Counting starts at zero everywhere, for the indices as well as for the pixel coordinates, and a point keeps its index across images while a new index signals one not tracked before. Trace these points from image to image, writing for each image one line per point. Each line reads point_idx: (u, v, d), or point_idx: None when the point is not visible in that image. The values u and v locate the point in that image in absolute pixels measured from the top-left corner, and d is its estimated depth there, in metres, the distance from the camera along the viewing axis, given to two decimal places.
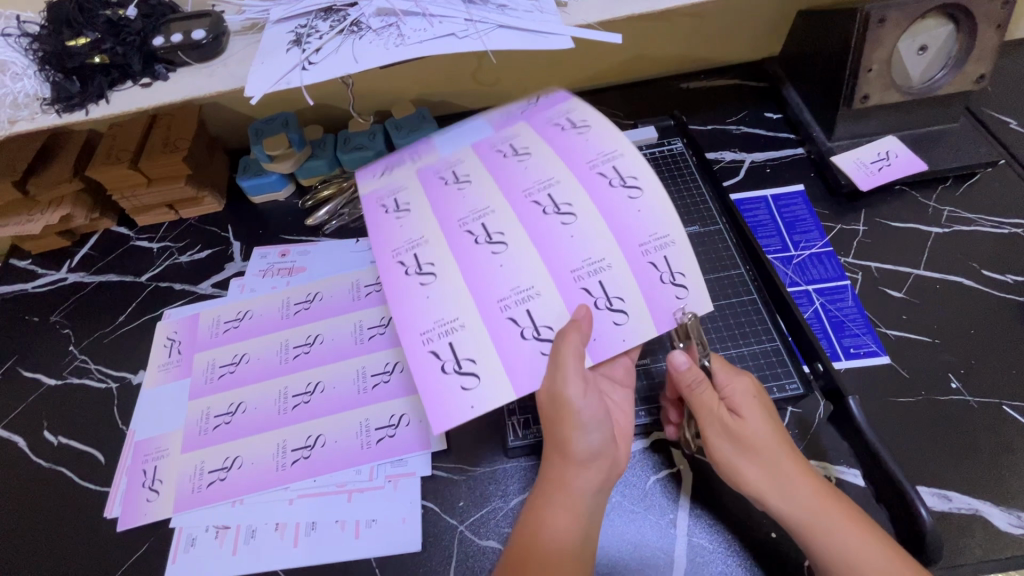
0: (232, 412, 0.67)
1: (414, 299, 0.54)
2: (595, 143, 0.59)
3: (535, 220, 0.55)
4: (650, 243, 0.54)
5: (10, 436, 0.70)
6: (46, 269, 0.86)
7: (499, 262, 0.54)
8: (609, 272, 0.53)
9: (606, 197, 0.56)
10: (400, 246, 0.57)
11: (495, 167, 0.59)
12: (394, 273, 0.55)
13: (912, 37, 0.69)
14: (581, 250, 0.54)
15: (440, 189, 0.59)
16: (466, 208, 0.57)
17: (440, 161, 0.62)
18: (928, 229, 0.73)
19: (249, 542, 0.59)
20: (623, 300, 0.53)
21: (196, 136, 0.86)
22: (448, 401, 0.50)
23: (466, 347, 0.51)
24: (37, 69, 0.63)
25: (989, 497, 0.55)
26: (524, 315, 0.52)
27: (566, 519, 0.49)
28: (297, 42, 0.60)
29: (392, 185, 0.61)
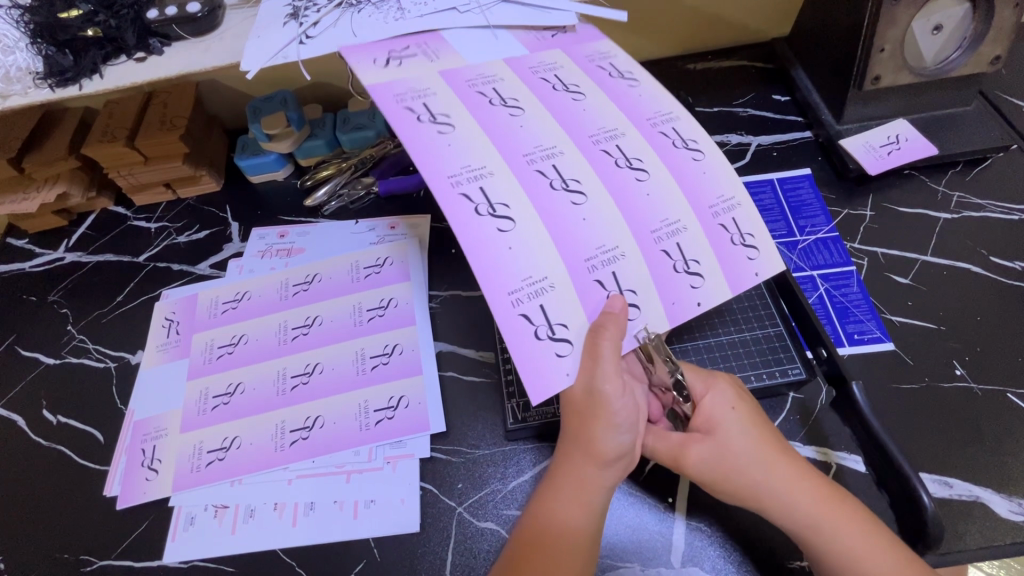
0: (231, 392, 0.67)
1: (494, 250, 0.47)
2: (650, 102, 0.57)
3: (608, 171, 0.52)
4: (718, 205, 0.53)
5: (10, 415, 0.70)
6: (44, 248, 0.85)
7: (579, 213, 0.50)
8: (686, 235, 0.51)
9: (674, 156, 0.53)
10: (459, 173, 0.49)
11: (551, 104, 0.54)
12: (461, 207, 0.47)
13: (926, 18, 0.67)
14: (659, 211, 0.51)
15: (488, 110, 0.53)
16: (529, 145, 0.52)
17: (467, 68, 0.55)
18: (936, 214, 0.72)
19: (249, 521, 0.59)
20: (699, 263, 0.50)
21: (194, 115, 0.84)
22: (547, 375, 0.46)
23: (557, 311, 0.47)
24: (29, 42, 0.61)
25: (991, 484, 0.54)
26: (611, 278, 0.49)
27: (578, 510, 0.49)
28: (293, 16, 0.59)
29: (419, 89, 0.53)
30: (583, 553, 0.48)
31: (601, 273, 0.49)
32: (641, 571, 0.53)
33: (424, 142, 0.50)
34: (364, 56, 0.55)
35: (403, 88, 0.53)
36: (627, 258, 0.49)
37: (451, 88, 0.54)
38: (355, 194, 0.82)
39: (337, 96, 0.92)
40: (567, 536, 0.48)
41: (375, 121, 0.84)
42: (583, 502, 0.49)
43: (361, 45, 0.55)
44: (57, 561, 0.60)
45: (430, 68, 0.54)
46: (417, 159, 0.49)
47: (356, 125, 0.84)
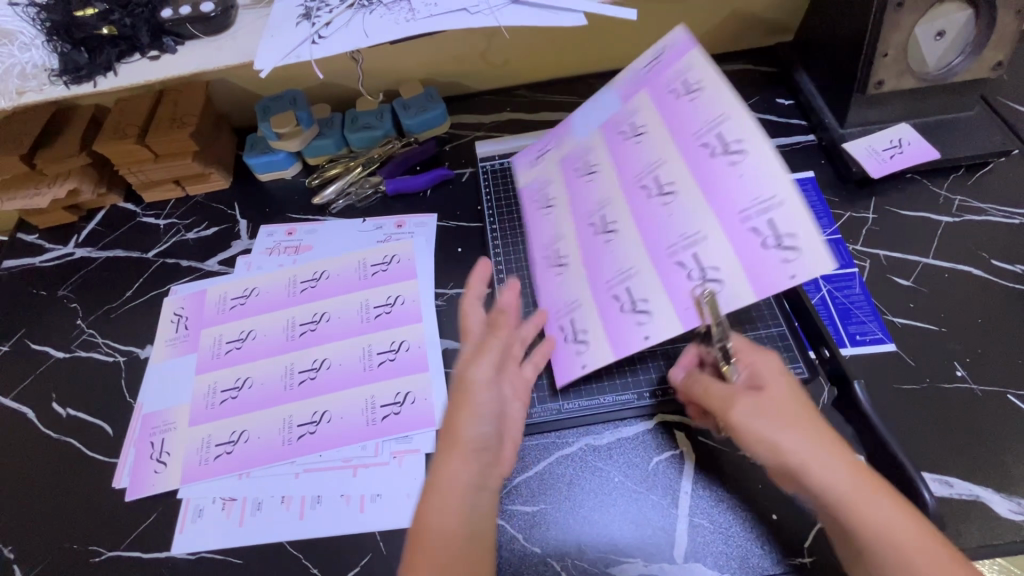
0: (239, 387, 0.68)
1: (600, 251, 0.62)
2: (702, 110, 0.58)
3: (703, 162, 0.56)
4: (751, 208, 0.52)
5: (21, 407, 0.71)
6: (53, 243, 0.86)
7: (610, 248, 0.61)
8: (779, 210, 0.51)
9: (708, 165, 0.56)
10: (592, 211, 0.65)
11: (664, 120, 0.61)
12: (584, 235, 0.64)
13: (928, 24, 0.68)
14: (749, 190, 0.53)
15: (620, 144, 0.64)
16: (643, 168, 0.61)
17: (621, 116, 0.66)
18: (938, 217, 0.73)
19: (256, 514, 0.60)
20: (794, 237, 0.50)
21: (204, 113, 0.85)
22: (627, 336, 0.57)
23: (641, 290, 0.57)
24: (45, 39, 0.63)
25: (991, 484, 0.55)
26: (691, 259, 0.54)
27: (450, 514, 0.44)
28: (307, 16, 0.60)
29: (570, 158, 0.70)
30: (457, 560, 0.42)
31: (635, 283, 0.58)
32: (644, 566, 0.54)
33: (563, 194, 0.68)
34: (523, 157, 0.76)
35: (577, 154, 0.69)
36: (659, 264, 0.57)
37: (606, 140, 0.66)
38: (362, 193, 0.83)
39: (345, 95, 0.93)
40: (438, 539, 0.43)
41: (383, 121, 0.85)
42: (451, 505, 0.44)
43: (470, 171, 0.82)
44: (66, 551, 0.61)
45: (553, 160, 0.72)
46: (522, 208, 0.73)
47: (364, 124, 0.85)
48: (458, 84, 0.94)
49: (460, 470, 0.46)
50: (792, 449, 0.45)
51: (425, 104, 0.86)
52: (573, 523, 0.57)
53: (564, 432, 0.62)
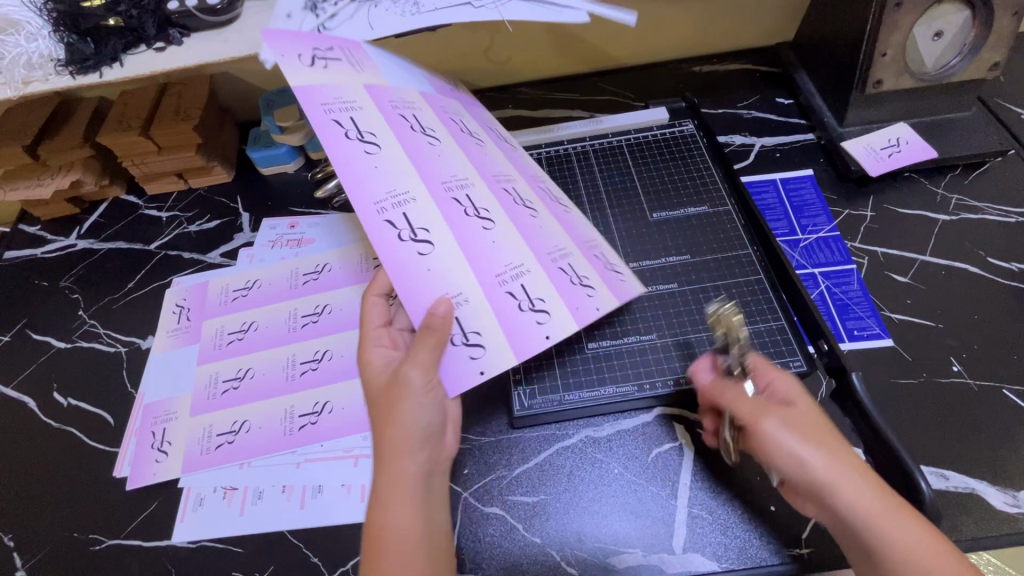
0: (240, 377, 0.68)
1: (479, 242, 0.56)
2: (498, 163, 0.65)
3: (510, 204, 0.60)
4: (586, 244, 0.63)
5: (22, 397, 0.71)
6: (55, 235, 0.86)
7: (489, 237, 0.57)
8: (603, 249, 0.64)
9: (521, 211, 0.61)
10: (449, 181, 0.58)
11: (501, 149, 0.69)
12: (454, 210, 0.56)
13: (928, 24, 0.69)
14: (586, 232, 0.65)
15: (413, 132, 0.59)
16: (484, 167, 0.63)
17: (389, 91, 0.61)
18: (935, 216, 0.74)
19: (257, 503, 0.60)
20: (612, 266, 0.62)
21: (207, 107, 0.86)
22: (524, 337, 0.53)
23: (536, 288, 0.55)
24: (51, 29, 0.63)
25: (987, 477, 0.56)
26: (568, 269, 0.58)
27: (404, 512, 0.46)
28: (312, 8, 0.61)
29: (341, 93, 0.56)
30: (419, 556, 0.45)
31: (521, 276, 0.56)
32: (644, 556, 0.54)
33: (398, 142, 0.57)
34: (287, 48, 0.54)
35: (394, 96, 0.61)
36: (547, 263, 0.58)
37: (371, 101, 0.58)
38: None
39: None
40: (398, 540, 0.45)
41: None
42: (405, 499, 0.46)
43: (281, 37, 0.55)
44: (67, 539, 0.61)
45: (356, 81, 0.58)
46: (328, 148, 0.52)
47: None
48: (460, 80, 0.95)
49: (411, 467, 0.47)
50: (823, 466, 0.46)
51: None
52: (572, 514, 0.57)
53: (566, 422, 0.62)
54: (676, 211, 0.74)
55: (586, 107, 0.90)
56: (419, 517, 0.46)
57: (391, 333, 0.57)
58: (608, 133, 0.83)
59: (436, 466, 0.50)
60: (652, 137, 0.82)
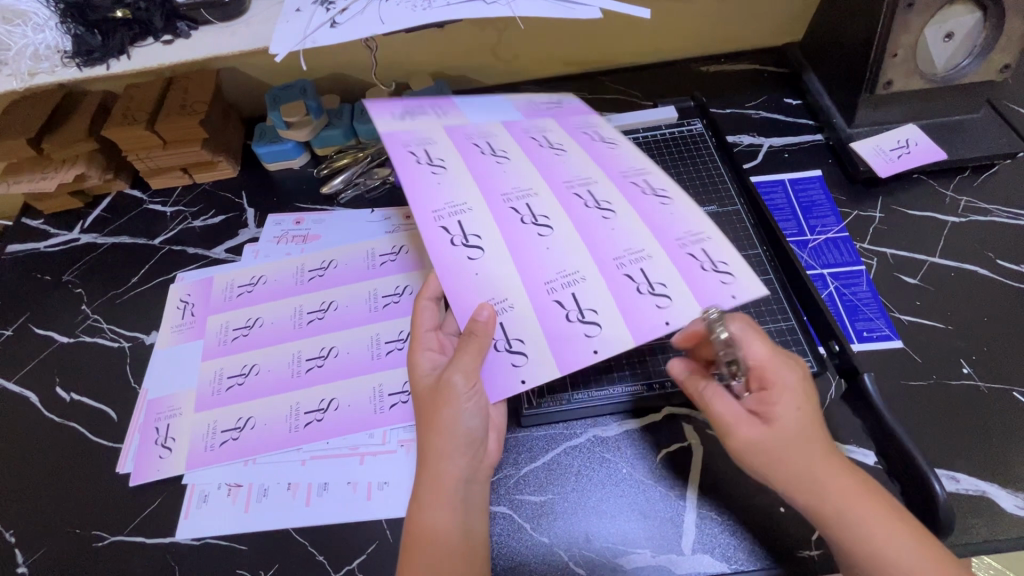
0: (246, 373, 0.68)
1: (533, 247, 0.55)
2: (628, 159, 0.62)
3: (635, 195, 0.58)
4: (684, 238, 0.55)
5: (24, 391, 0.71)
6: (58, 228, 0.86)
7: (544, 245, 0.55)
8: (710, 243, 0.54)
9: (641, 202, 0.58)
10: (510, 193, 0.58)
11: (593, 153, 0.63)
12: (509, 218, 0.56)
13: (939, 25, 0.69)
14: (681, 225, 0.55)
15: (538, 150, 0.62)
16: (551, 174, 0.60)
17: (524, 123, 0.66)
18: (944, 217, 0.73)
19: (262, 500, 0.60)
20: (727, 264, 0.52)
21: (213, 101, 0.85)
22: (576, 349, 0.50)
23: (588, 298, 0.52)
24: (58, 21, 0.62)
25: (997, 480, 0.55)
26: (639, 274, 0.53)
27: (447, 514, 0.48)
28: (322, 2, 0.60)
29: (484, 132, 0.64)
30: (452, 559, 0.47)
31: (582, 282, 0.53)
32: (653, 557, 0.54)
33: (464, 163, 0.59)
34: (384, 110, 0.64)
35: (472, 129, 0.64)
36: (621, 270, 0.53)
37: (510, 133, 0.64)
38: (371, 184, 0.82)
39: (355, 87, 0.93)
40: (438, 541, 0.47)
41: None
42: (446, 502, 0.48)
43: (381, 102, 0.65)
44: (69, 535, 0.60)
45: (437, 124, 0.64)
46: (399, 168, 0.57)
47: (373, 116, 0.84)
48: (466, 78, 0.94)
49: (453, 472, 0.49)
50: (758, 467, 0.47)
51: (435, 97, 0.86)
52: (580, 515, 0.57)
53: (575, 421, 0.62)
54: None
55: (593, 106, 0.90)
56: (456, 522, 0.48)
57: (441, 338, 0.57)
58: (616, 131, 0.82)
59: (478, 474, 0.52)
60: (661, 135, 0.81)
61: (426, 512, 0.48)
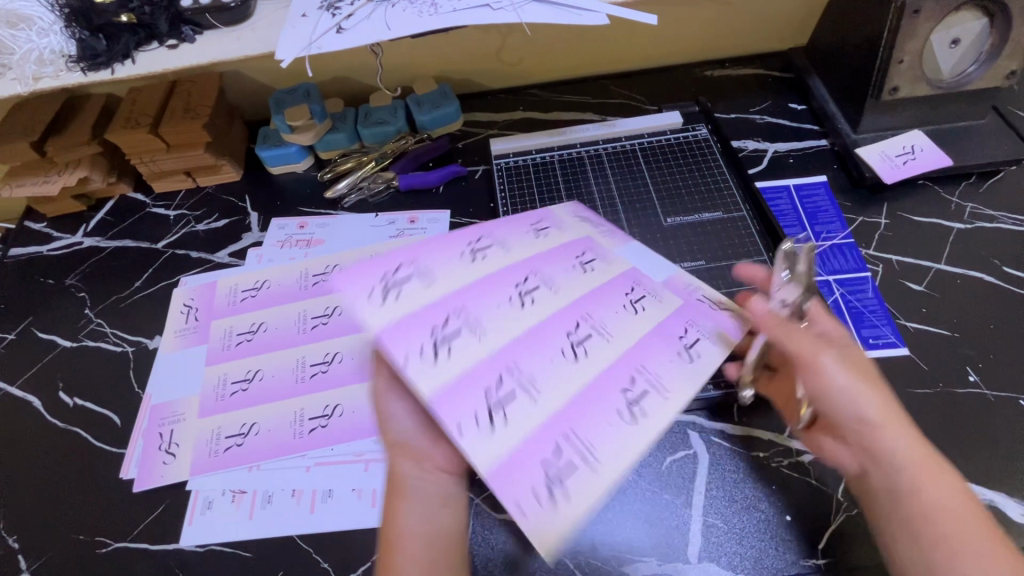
0: (250, 379, 0.67)
1: (498, 291, 0.59)
2: (629, 319, 0.59)
3: (636, 362, 0.56)
4: (628, 401, 0.53)
5: (26, 396, 0.70)
6: (61, 232, 0.86)
7: (502, 300, 0.58)
8: (658, 400, 0.53)
9: (636, 366, 0.55)
10: (538, 273, 0.61)
11: (629, 356, 0.56)
12: (501, 270, 0.61)
13: (945, 31, 0.69)
14: (654, 376, 0.55)
15: (569, 255, 0.64)
16: (560, 321, 0.57)
17: (603, 245, 0.67)
18: (950, 224, 0.73)
19: (266, 507, 0.59)
20: (643, 418, 0.51)
21: (216, 105, 0.85)
22: (463, 397, 0.50)
23: (458, 352, 0.53)
24: (63, 25, 0.62)
25: (1004, 489, 0.55)
26: (520, 385, 0.53)
27: (415, 515, 0.49)
28: (328, 8, 0.60)
29: (564, 224, 0.68)
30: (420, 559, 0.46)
31: (506, 408, 0.51)
32: (659, 566, 0.54)
33: (530, 237, 0.65)
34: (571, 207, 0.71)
35: (557, 220, 0.68)
36: (501, 442, 0.49)
37: (576, 240, 0.67)
38: (375, 188, 0.82)
39: (359, 90, 0.93)
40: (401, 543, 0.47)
41: (397, 117, 0.85)
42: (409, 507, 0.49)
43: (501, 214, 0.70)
44: (72, 541, 0.60)
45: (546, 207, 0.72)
46: (501, 225, 0.68)
47: (377, 120, 0.85)
48: (470, 81, 0.94)
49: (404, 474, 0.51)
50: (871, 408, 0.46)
51: (439, 101, 0.86)
52: (586, 522, 0.57)
53: None
54: (691, 216, 0.73)
55: (598, 110, 0.90)
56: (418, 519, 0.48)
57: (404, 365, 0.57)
58: (620, 137, 0.83)
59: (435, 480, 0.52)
60: (666, 140, 0.81)
61: (397, 506, 0.49)
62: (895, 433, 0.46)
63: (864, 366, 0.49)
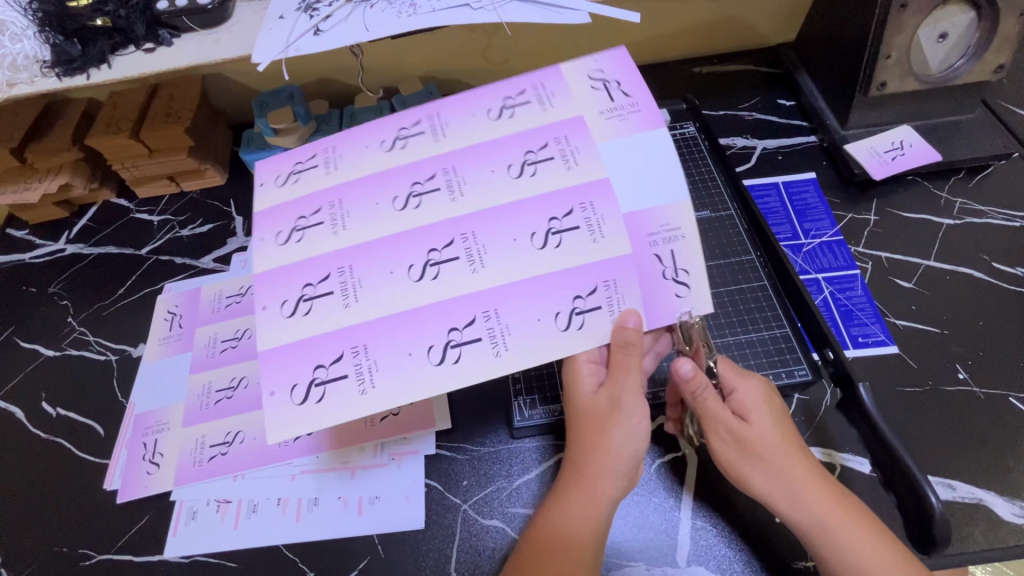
0: (234, 387, 0.67)
1: (374, 188, 0.51)
2: (525, 258, 0.48)
3: (500, 293, 0.47)
4: (458, 332, 0.47)
5: (9, 406, 0.70)
6: (44, 239, 0.84)
7: (381, 198, 0.51)
8: (477, 347, 0.46)
9: (498, 295, 0.47)
10: (455, 172, 0.51)
11: (484, 296, 0.47)
12: (411, 166, 0.52)
13: (933, 25, 0.68)
14: (514, 316, 0.47)
15: (521, 139, 0.51)
16: (430, 233, 0.49)
17: (580, 137, 0.51)
18: (939, 220, 0.73)
19: (252, 516, 0.59)
20: (440, 360, 0.46)
21: (199, 108, 0.84)
22: (274, 287, 0.49)
23: (314, 240, 0.50)
24: (37, 30, 0.61)
25: (994, 487, 0.55)
26: (341, 286, 0.49)
27: (583, 524, 0.48)
28: (306, 9, 0.59)
29: (561, 121, 0.52)
30: (589, 558, 0.47)
31: (313, 305, 0.48)
32: (647, 570, 0.53)
33: (479, 128, 0.53)
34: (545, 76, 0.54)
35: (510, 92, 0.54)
36: (288, 256, 0.50)
37: (560, 123, 0.52)
38: None
39: (344, 91, 0.92)
40: (567, 543, 0.47)
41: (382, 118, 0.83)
42: (590, 512, 0.48)
43: (486, 91, 0.55)
44: (56, 555, 0.59)
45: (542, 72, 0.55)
46: (484, 89, 0.55)
47: (363, 121, 0.83)
48: (457, 81, 0.93)
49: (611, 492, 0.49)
50: (761, 483, 0.49)
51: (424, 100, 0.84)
52: None
53: None
54: None
55: None
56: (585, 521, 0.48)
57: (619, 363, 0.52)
58: None
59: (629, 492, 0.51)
60: None
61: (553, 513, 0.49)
62: (782, 490, 0.48)
63: (757, 446, 0.49)
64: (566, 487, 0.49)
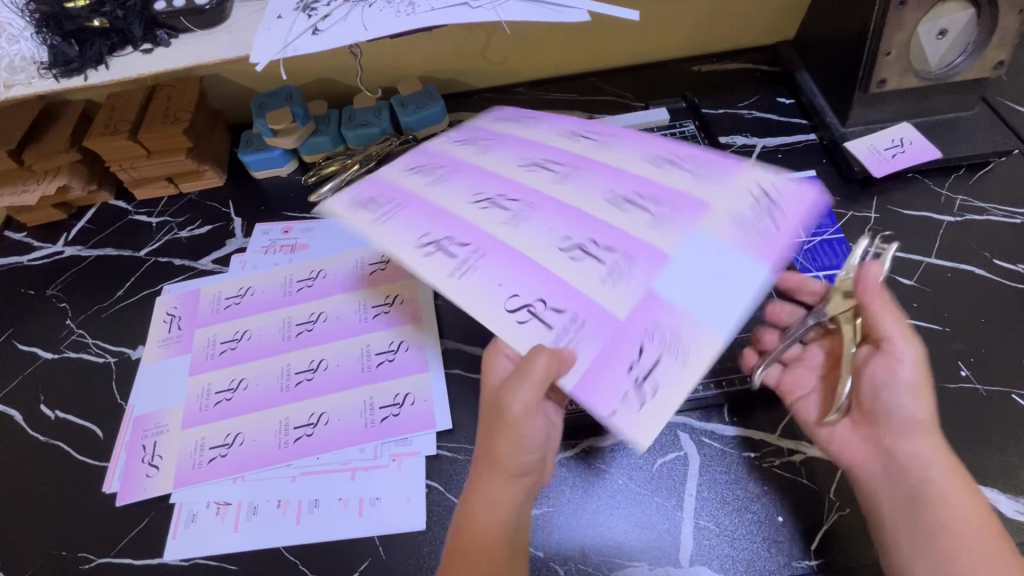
0: (233, 388, 0.66)
1: (486, 179, 0.56)
2: (505, 272, 0.50)
3: (480, 255, 0.51)
4: (437, 241, 0.52)
5: (8, 409, 0.69)
6: (43, 241, 0.84)
7: (493, 187, 0.55)
8: (446, 261, 0.50)
9: (485, 261, 0.50)
10: (515, 198, 0.54)
11: (485, 241, 0.51)
12: (518, 184, 0.55)
13: (932, 21, 0.68)
14: (482, 283, 0.49)
15: (582, 177, 0.54)
16: (465, 228, 0.52)
17: (662, 193, 0.52)
18: (940, 217, 0.73)
19: (251, 518, 0.58)
20: (424, 248, 0.51)
21: (197, 109, 0.84)
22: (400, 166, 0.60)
23: (453, 186, 0.56)
24: (34, 31, 0.60)
25: (997, 485, 0.55)
26: (434, 199, 0.55)
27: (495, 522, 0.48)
28: (304, 9, 0.59)
29: (635, 182, 0.53)
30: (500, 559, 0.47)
31: (374, 202, 0.56)
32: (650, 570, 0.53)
33: (583, 159, 0.56)
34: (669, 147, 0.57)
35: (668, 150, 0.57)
36: (412, 171, 0.59)
37: (635, 179, 0.54)
38: None
39: (342, 92, 0.91)
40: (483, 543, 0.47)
41: (381, 118, 0.84)
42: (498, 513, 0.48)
43: (658, 139, 0.58)
44: (55, 558, 0.59)
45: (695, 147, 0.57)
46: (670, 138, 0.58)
47: (361, 121, 0.83)
48: (455, 81, 0.93)
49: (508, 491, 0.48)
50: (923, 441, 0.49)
51: (423, 100, 0.84)
52: (577, 526, 0.56)
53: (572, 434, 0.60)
54: None
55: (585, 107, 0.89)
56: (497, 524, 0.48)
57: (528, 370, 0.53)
58: None
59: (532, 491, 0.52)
60: None
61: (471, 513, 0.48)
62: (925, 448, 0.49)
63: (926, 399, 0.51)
64: (480, 480, 0.49)
